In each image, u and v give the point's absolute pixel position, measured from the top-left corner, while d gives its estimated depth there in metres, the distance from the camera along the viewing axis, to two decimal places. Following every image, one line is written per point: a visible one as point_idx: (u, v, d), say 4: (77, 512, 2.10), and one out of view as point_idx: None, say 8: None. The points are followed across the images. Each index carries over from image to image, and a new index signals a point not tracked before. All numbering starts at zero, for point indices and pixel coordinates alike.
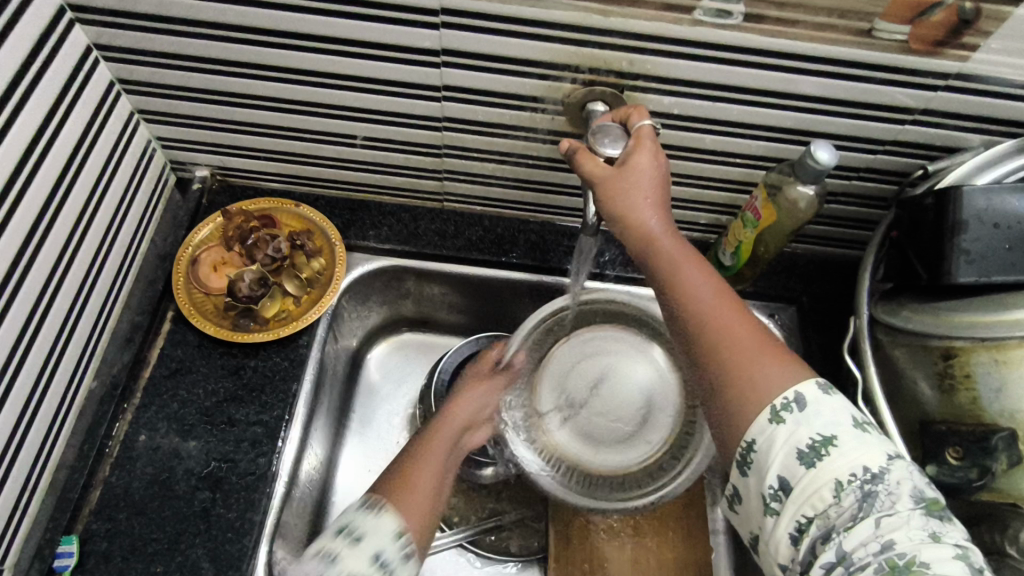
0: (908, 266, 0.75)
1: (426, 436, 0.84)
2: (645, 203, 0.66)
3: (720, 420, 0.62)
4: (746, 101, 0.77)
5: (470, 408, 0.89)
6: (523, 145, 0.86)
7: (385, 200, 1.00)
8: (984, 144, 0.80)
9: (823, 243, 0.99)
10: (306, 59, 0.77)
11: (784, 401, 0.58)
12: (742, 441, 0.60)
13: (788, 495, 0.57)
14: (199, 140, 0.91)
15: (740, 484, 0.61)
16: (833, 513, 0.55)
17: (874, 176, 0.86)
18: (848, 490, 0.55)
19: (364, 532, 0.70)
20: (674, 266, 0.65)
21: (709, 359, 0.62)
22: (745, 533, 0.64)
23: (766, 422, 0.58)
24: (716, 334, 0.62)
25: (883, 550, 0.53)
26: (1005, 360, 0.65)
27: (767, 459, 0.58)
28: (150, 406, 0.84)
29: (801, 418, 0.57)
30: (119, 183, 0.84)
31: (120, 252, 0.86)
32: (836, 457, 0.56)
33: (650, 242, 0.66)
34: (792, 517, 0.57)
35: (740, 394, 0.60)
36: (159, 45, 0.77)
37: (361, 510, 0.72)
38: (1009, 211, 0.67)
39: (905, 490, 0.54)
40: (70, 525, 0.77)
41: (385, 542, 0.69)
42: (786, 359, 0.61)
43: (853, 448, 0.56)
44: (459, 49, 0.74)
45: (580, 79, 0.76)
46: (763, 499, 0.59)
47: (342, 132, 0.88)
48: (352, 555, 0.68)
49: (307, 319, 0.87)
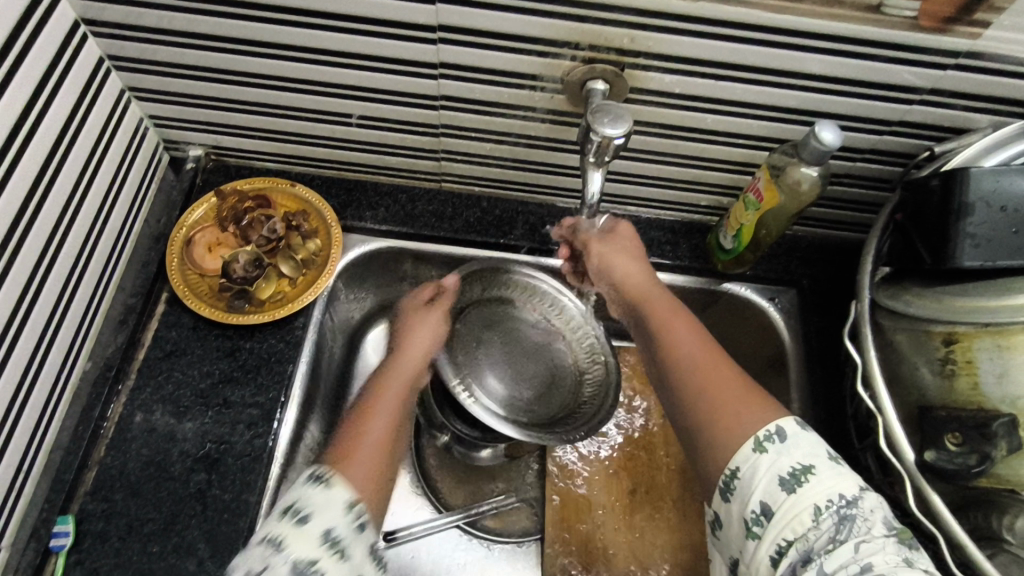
0: (912, 249, 0.75)
1: (377, 392, 0.76)
2: (630, 263, 0.83)
3: (705, 453, 0.66)
4: (750, 80, 0.75)
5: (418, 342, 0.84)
6: (522, 125, 0.85)
7: (382, 180, 0.99)
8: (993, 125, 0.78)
9: (826, 226, 0.98)
10: (300, 36, 0.75)
11: (766, 433, 0.63)
12: (726, 469, 0.64)
13: (769, 520, 0.60)
14: (193, 118, 0.90)
15: (723, 510, 0.64)
16: (812, 536, 0.57)
17: (879, 158, 0.85)
18: (826, 514, 0.58)
19: (312, 508, 0.60)
20: (666, 317, 0.77)
21: (696, 400, 0.68)
22: (727, 559, 0.65)
23: (750, 451, 0.62)
24: (701, 377, 0.69)
25: (863, 571, 0.55)
26: (1008, 345, 0.65)
27: (749, 486, 0.61)
28: (145, 387, 0.83)
29: (782, 448, 0.61)
30: (111, 161, 0.82)
31: (112, 232, 0.85)
32: (815, 483, 0.59)
33: (647, 300, 0.79)
34: (774, 540, 0.59)
35: (722, 427, 0.65)
36: (150, 20, 0.75)
37: (309, 483, 0.62)
38: (1018, 194, 0.67)
39: (878, 517, 0.58)
40: (66, 506, 0.77)
41: (336, 516, 0.60)
42: (767, 402, 0.66)
43: (830, 476, 0.60)
44: (457, 25, 0.72)
45: (580, 56, 0.74)
46: (744, 523, 0.61)
47: (338, 111, 0.86)
48: (298, 538, 0.58)
49: (303, 301, 0.87)
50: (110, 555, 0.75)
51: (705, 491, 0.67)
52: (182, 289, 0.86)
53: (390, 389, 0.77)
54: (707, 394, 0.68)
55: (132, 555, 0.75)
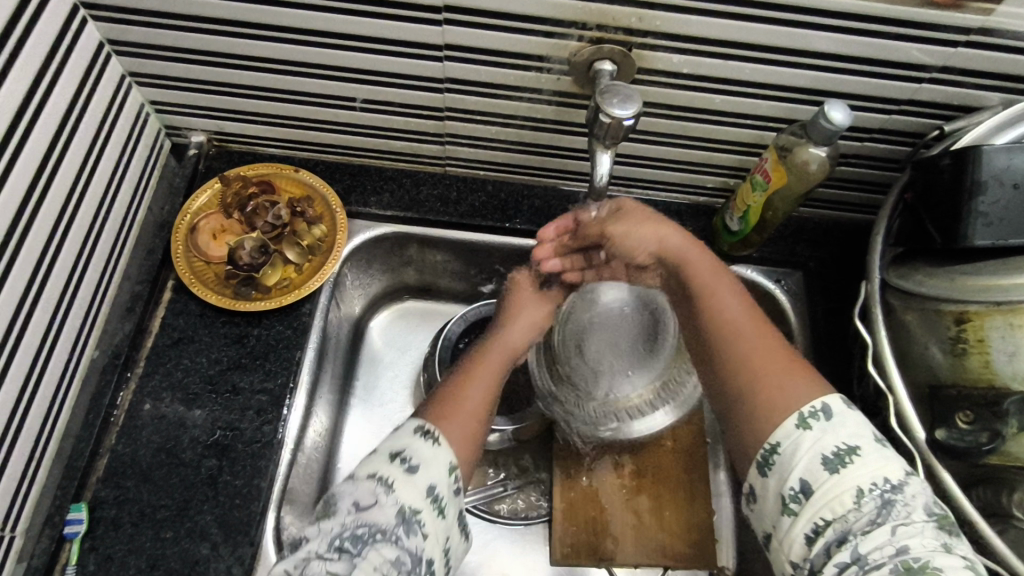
0: (921, 229, 0.74)
1: (474, 360, 0.79)
2: (660, 227, 0.80)
3: (744, 429, 0.69)
4: (758, 59, 0.74)
5: (522, 325, 0.86)
6: (527, 107, 0.84)
7: (386, 165, 0.98)
8: (1002, 102, 0.78)
9: (832, 207, 0.97)
10: (303, 18, 0.74)
11: (812, 410, 0.66)
12: (766, 443, 0.66)
13: (808, 498, 0.62)
14: (195, 104, 0.89)
15: (760, 484, 0.66)
16: (852, 517, 0.60)
17: (887, 137, 0.84)
18: (869, 497, 0.61)
19: (419, 459, 0.66)
20: (710, 284, 0.77)
21: (736, 374, 0.71)
22: (758, 533, 0.68)
23: (794, 427, 0.65)
24: (743, 351, 0.72)
25: (897, 552, 0.58)
26: (1020, 324, 0.65)
27: (791, 463, 0.64)
28: (153, 375, 0.83)
29: (827, 427, 0.64)
30: (114, 148, 0.82)
31: (117, 220, 0.85)
32: (859, 466, 0.62)
33: (685, 264, 0.79)
34: (810, 518, 0.62)
35: (764, 402, 0.68)
36: (151, 3, 0.74)
37: (418, 435, 0.68)
38: None
39: (919, 503, 0.60)
40: (78, 493, 0.77)
41: (440, 473, 0.66)
42: (811, 376, 0.69)
43: (873, 459, 0.62)
44: (463, 5, 0.71)
45: (587, 36, 0.73)
46: (782, 499, 0.64)
47: (341, 95, 0.85)
48: (407, 483, 0.64)
49: (308, 287, 0.87)
50: (124, 541, 0.75)
51: (742, 462, 0.69)
52: (188, 277, 0.86)
53: (492, 360, 0.80)
54: (755, 368, 0.70)
55: (145, 541, 0.75)
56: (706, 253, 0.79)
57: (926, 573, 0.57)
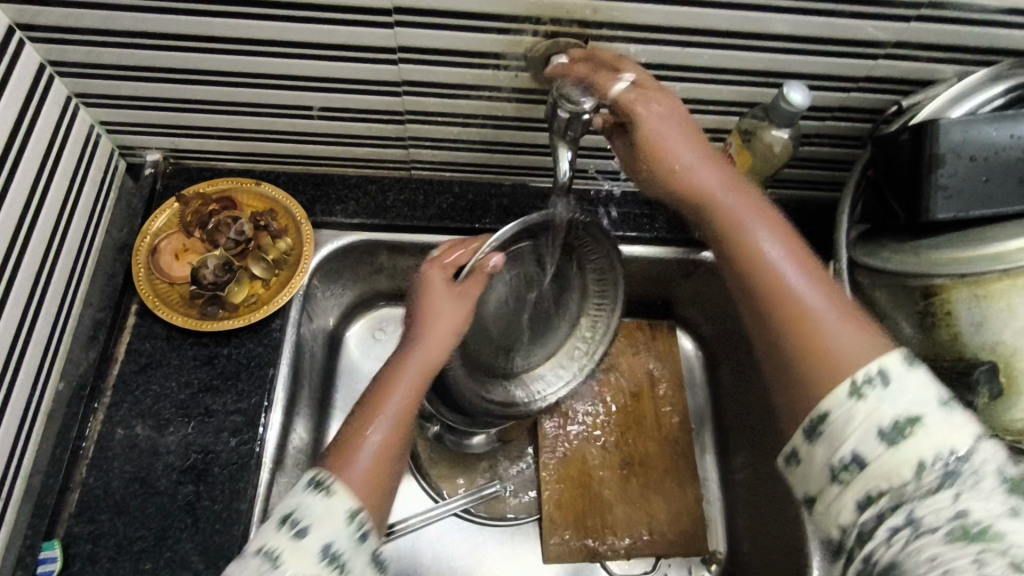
0: (886, 206, 0.76)
1: (383, 383, 0.69)
2: (680, 141, 0.68)
3: (789, 387, 0.58)
4: (714, 45, 0.74)
5: (440, 323, 0.74)
6: (488, 106, 0.83)
7: (350, 172, 0.97)
8: (957, 75, 0.78)
9: (799, 187, 0.98)
10: (251, 28, 0.72)
11: (866, 375, 0.54)
12: (812, 411, 0.56)
13: (860, 469, 0.53)
14: (147, 122, 0.86)
15: (803, 450, 0.56)
16: (909, 489, 0.51)
17: (847, 115, 0.85)
18: (931, 470, 0.51)
19: (311, 520, 0.56)
20: (731, 210, 0.66)
21: (775, 306, 0.60)
22: (797, 495, 0.59)
23: (845, 396, 0.54)
24: (769, 281, 0.61)
25: (955, 516, 0.49)
26: (985, 294, 0.66)
27: (841, 432, 0.54)
28: (126, 403, 0.81)
29: (885, 396, 0.53)
30: (64, 172, 0.79)
31: (72, 246, 0.82)
32: (922, 437, 0.52)
33: (697, 188, 0.67)
34: (861, 489, 0.52)
35: (808, 356, 0.57)
36: (91, 22, 0.72)
37: (308, 491, 0.58)
38: (987, 142, 0.66)
39: (989, 472, 0.51)
40: (51, 530, 0.75)
41: (337, 531, 0.56)
42: (863, 329, 0.58)
43: (940, 428, 0.52)
44: (414, 7, 0.70)
45: (542, 31, 0.73)
46: (830, 470, 0.54)
47: (297, 104, 0.84)
48: (295, 553, 0.54)
49: (277, 302, 0.85)
50: None
51: (784, 421, 0.59)
52: (152, 300, 0.84)
53: (391, 382, 0.69)
54: (801, 325, 0.59)
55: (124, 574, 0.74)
56: (729, 176, 0.68)
57: (989, 539, 0.48)
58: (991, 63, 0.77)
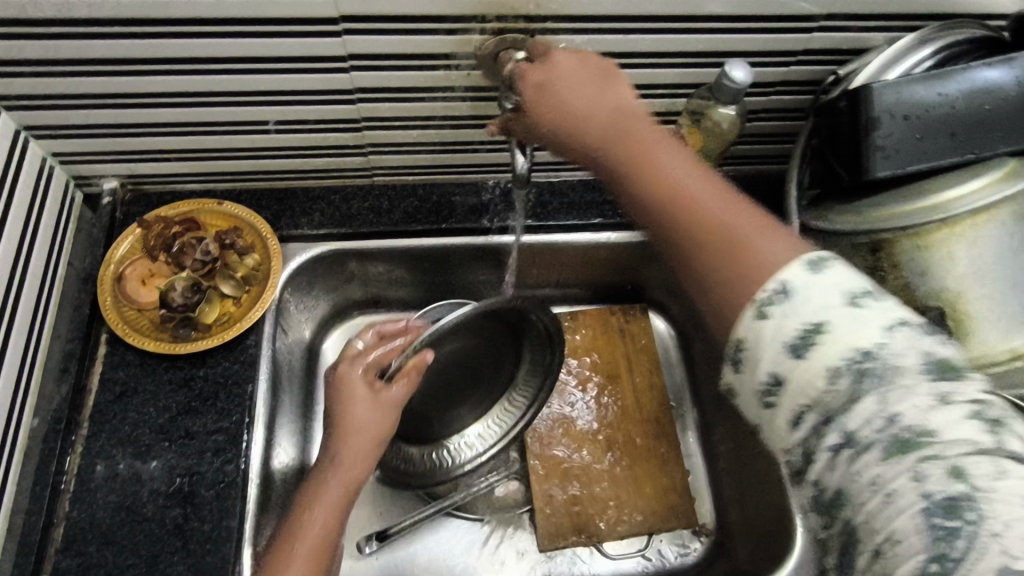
0: (833, 171, 0.78)
1: (309, 496, 0.76)
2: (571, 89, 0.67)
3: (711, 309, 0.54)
4: (655, 30, 0.77)
5: (357, 422, 0.79)
6: (442, 106, 0.85)
7: (312, 184, 0.97)
8: (887, 41, 0.82)
9: (752, 162, 1.01)
10: (198, 47, 0.73)
11: (769, 292, 0.49)
12: (730, 338, 0.51)
13: (781, 390, 0.48)
14: (100, 150, 0.86)
15: (730, 381, 0.52)
16: (831, 401, 0.46)
17: (790, 89, 0.88)
18: (846, 375, 0.45)
19: None
20: (465, 131, 0.53)
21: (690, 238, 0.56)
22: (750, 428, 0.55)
23: (751, 318, 0.50)
24: (677, 209, 0.58)
25: (889, 425, 0.44)
26: (926, 245, 0.70)
27: (755, 356, 0.49)
28: (103, 434, 0.80)
29: (787, 309, 0.48)
30: (18, 206, 0.78)
31: (34, 281, 0.81)
32: (832, 344, 0.46)
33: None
34: (790, 410, 0.48)
35: (728, 269, 0.53)
36: (34, 52, 0.71)
37: None
38: (917, 101, 0.69)
39: (908, 361, 0.45)
40: (37, 569, 0.74)
41: None
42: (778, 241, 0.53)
43: (849, 328, 0.46)
44: (361, 14, 0.71)
45: (488, 29, 0.74)
46: (756, 397, 0.50)
47: (253, 120, 0.84)
48: None
49: (250, 318, 0.84)
50: None
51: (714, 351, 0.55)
52: (122, 328, 0.83)
53: (307, 515, 0.74)
54: (721, 248, 0.54)
55: None
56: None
57: (925, 446, 0.43)
58: (918, 27, 0.81)
